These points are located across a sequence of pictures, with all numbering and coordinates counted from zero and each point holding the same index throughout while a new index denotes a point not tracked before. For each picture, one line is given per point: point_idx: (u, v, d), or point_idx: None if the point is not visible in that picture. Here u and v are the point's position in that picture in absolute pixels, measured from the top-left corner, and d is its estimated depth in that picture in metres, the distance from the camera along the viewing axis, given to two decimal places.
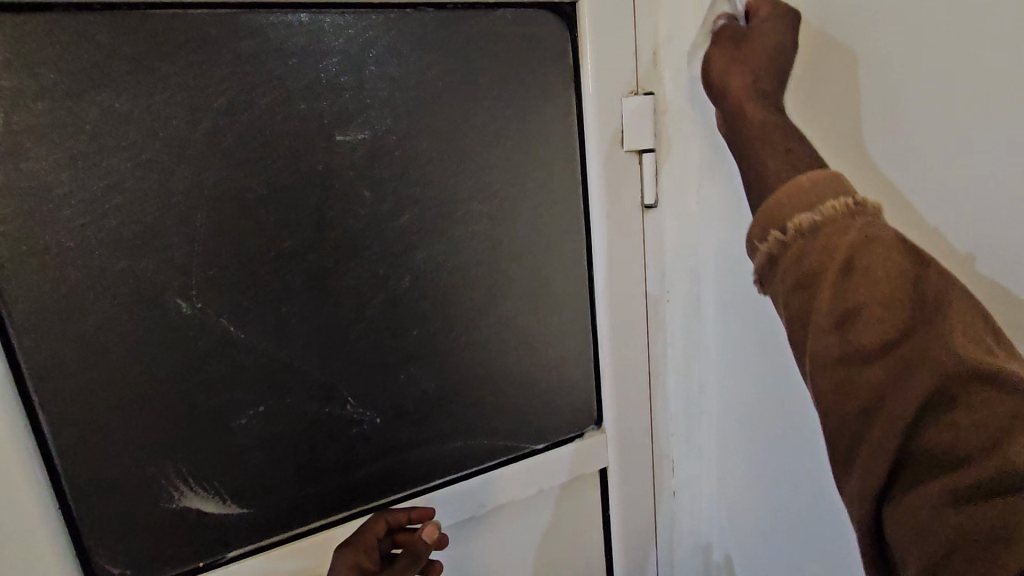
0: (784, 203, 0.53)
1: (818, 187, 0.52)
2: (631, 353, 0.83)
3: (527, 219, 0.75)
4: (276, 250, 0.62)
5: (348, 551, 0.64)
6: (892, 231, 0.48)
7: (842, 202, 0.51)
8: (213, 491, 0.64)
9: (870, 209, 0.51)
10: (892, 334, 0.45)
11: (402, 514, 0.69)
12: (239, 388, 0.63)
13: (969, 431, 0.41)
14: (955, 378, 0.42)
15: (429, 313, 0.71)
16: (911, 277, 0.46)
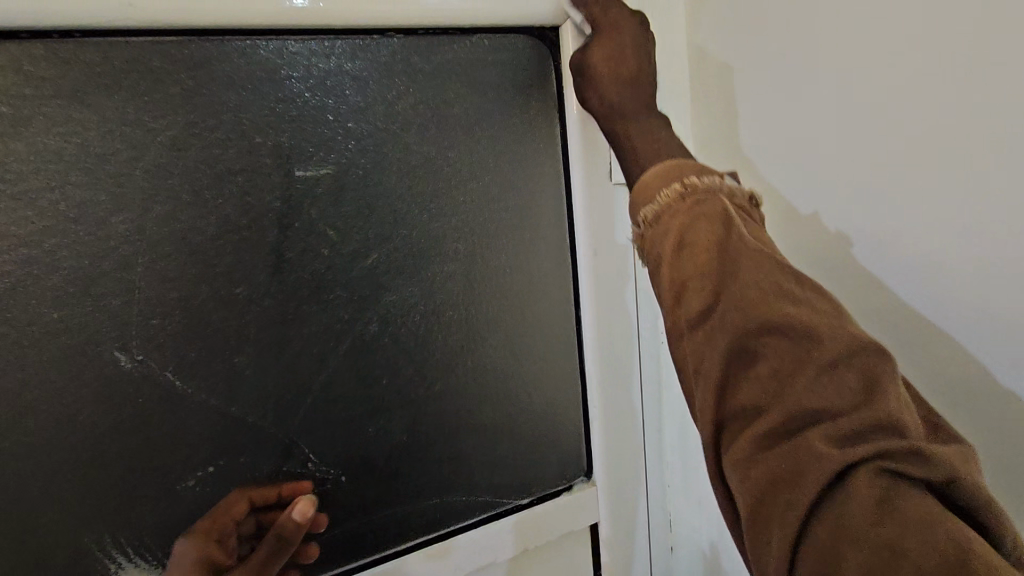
0: (635, 199, 0.53)
1: (655, 182, 0.52)
2: (623, 399, 0.77)
3: (508, 256, 0.69)
4: (228, 295, 0.57)
5: (194, 541, 0.58)
6: (720, 202, 0.48)
7: (671, 185, 0.50)
8: (154, 564, 0.57)
9: (702, 184, 0.50)
10: (708, 297, 0.44)
11: (269, 491, 0.61)
12: (184, 447, 0.57)
13: (765, 378, 0.41)
14: (752, 329, 0.42)
15: (399, 360, 0.65)
16: (724, 239, 0.46)
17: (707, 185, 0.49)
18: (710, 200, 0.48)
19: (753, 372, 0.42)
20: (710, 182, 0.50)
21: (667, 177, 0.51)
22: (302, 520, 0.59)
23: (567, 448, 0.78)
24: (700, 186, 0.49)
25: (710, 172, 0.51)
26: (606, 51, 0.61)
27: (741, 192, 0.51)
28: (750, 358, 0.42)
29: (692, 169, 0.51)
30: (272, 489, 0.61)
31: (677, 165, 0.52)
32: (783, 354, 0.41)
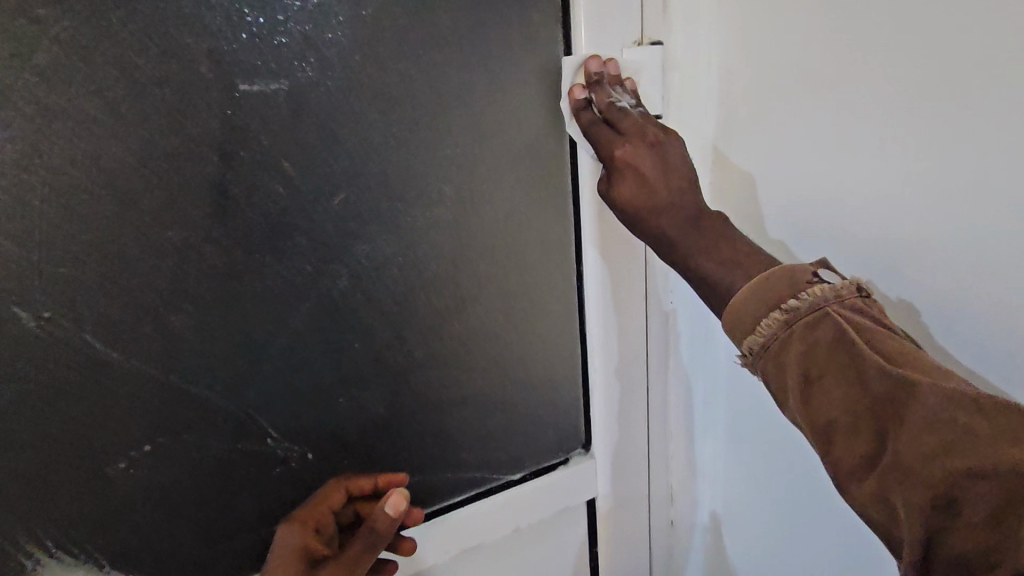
0: (730, 328, 0.46)
1: (751, 309, 0.44)
2: (631, 430, 0.72)
3: (503, 202, 0.60)
4: (161, 240, 0.46)
5: (294, 527, 0.52)
6: (832, 322, 0.41)
7: (772, 315, 0.43)
8: (84, 557, 0.49)
9: (807, 300, 0.43)
10: (871, 441, 0.38)
11: (365, 482, 0.56)
12: (114, 426, 0.47)
13: (980, 523, 0.34)
14: (947, 476, 0.35)
15: (375, 321, 0.56)
16: (861, 371, 0.39)
17: (815, 304, 0.42)
18: (823, 328, 0.41)
19: (958, 522, 0.35)
20: (817, 296, 0.42)
21: (761, 302, 0.44)
22: (394, 514, 0.50)
23: (564, 418, 0.70)
24: (803, 307, 0.42)
25: (808, 284, 0.43)
26: (632, 195, 0.54)
27: (846, 289, 0.43)
28: (949, 508, 0.35)
29: (787, 285, 0.44)
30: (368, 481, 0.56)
31: (768, 280, 0.45)
32: (991, 498, 0.34)
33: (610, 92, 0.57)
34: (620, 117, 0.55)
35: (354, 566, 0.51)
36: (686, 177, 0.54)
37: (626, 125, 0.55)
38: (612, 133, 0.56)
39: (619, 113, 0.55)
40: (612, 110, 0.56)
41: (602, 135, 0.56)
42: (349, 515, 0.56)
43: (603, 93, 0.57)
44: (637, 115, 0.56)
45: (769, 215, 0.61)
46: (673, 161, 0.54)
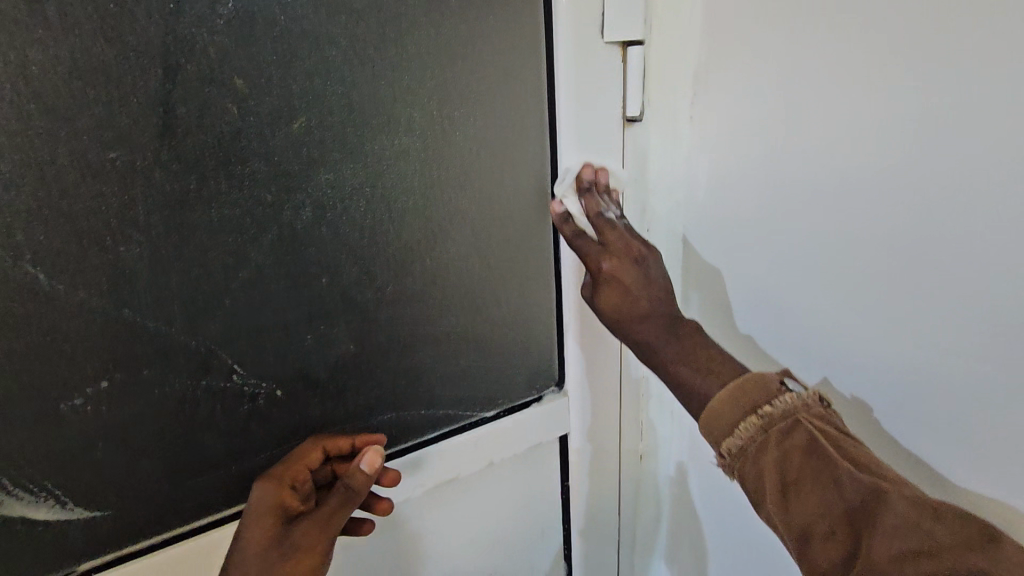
0: (709, 430, 0.49)
1: (728, 412, 0.48)
2: (604, 441, 0.78)
3: (475, 134, 0.57)
4: (102, 163, 0.42)
5: (272, 485, 0.52)
6: (803, 430, 0.45)
7: (748, 420, 0.47)
8: (43, 494, 0.47)
9: (781, 408, 0.46)
10: (847, 545, 0.41)
11: (343, 442, 0.56)
12: (65, 362, 0.45)
13: None
14: None
15: (341, 256, 0.53)
16: (833, 476, 0.42)
17: (787, 410, 0.46)
18: (796, 434, 0.45)
19: None
20: (789, 403, 0.46)
21: (739, 405, 0.48)
22: (371, 470, 0.52)
23: (537, 356, 0.70)
24: (776, 413, 0.46)
25: (779, 390, 0.47)
26: (616, 302, 0.58)
27: (812, 396, 0.47)
28: None
29: (758, 390, 0.48)
30: (347, 440, 0.56)
31: (742, 385, 0.49)
32: None
33: (599, 200, 0.60)
34: (610, 228, 0.58)
35: (332, 520, 0.52)
36: (665, 288, 0.58)
37: (614, 237, 0.58)
38: (597, 245, 0.59)
39: (607, 225, 0.58)
40: (602, 220, 0.59)
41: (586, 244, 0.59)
42: (325, 475, 0.57)
43: (591, 200, 0.59)
44: (623, 226, 0.59)
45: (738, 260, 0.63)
46: (654, 273, 0.58)
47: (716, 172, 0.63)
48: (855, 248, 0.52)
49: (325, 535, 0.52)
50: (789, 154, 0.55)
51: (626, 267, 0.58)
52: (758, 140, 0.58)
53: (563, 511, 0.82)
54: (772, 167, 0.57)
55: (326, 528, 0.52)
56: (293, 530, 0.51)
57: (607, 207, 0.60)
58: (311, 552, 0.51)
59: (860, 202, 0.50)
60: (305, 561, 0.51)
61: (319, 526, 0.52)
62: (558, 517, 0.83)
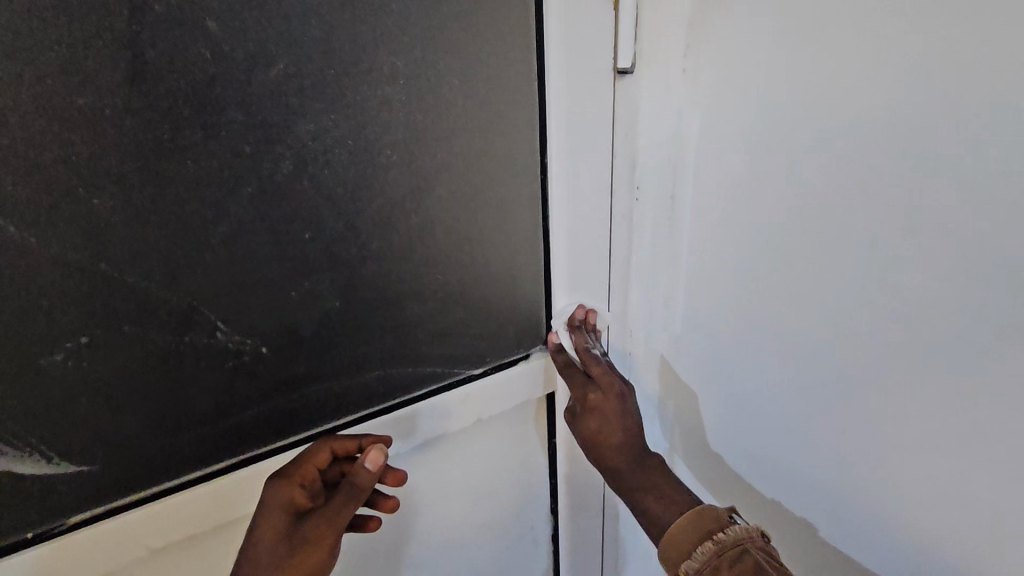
0: (671, 552, 0.58)
1: (686, 540, 0.57)
2: None
3: (461, 85, 0.55)
4: (69, 108, 0.41)
5: (281, 483, 0.54)
6: (750, 559, 0.53)
7: (704, 544, 0.55)
8: (29, 449, 0.47)
9: (731, 535, 0.55)
10: None
11: (351, 442, 0.58)
12: (42, 319, 0.44)
13: None
14: None
15: (325, 209, 0.52)
16: None
17: (735, 539, 0.55)
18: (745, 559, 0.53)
19: None
20: (737, 533, 0.55)
21: (695, 533, 0.57)
22: (374, 468, 0.54)
23: (525, 314, 0.70)
24: (728, 540, 0.55)
25: (729, 521, 0.57)
26: (596, 426, 0.68)
27: (757, 530, 0.56)
28: None
29: (713, 519, 0.57)
30: (354, 441, 0.58)
31: (698, 515, 0.58)
32: None
33: (586, 337, 0.72)
34: (593, 362, 0.70)
35: (338, 515, 0.55)
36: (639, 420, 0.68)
37: (597, 368, 0.70)
38: (582, 375, 0.70)
39: (588, 359, 0.70)
40: (586, 352, 0.70)
41: (574, 379, 0.70)
42: (334, 474, 0.58)
43: (576, 336, 0.71)
44: (605, 361, 0.71)
45: (733, 225, 0.63)
46: (631, 406, 0.68)
47: (706, 128, 0.62)
48: (845, 200, 0.52)
49: (332, 528, 0.54)
50: (782, 110, 0.55)
51: (606, 397, 0.68)
52: (756, 99, 0.56)
53: (549, 465, 0.84)
54: (764, 124, 0.56)
55: (332, 522, 0.54)
56: (301, 526, 0.54)
57: (592, 345, 0.71)
58: (319, 545, 0.53)
59: (850, 153, 0.51)
60: (312, 553, 0.53)
61: (326, 522, 0.54)
62: (545, 471, 0.84)
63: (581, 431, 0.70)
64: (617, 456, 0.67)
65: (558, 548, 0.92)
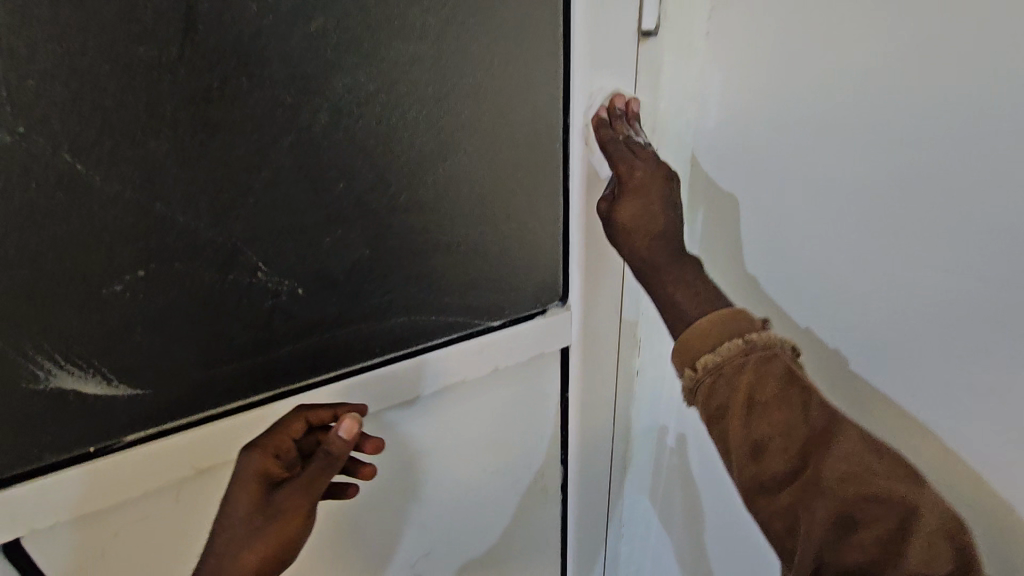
0: (694, 342, 0.53)
1: (715, 326, 0.52)
2: (599, 370, 0.84)
3: (490, 43, 0.57)
4: (130, 57, 0.44)
5: (255, 454, 0.57)
6: (781, 362, 0.50)
7: (734, 340, 0.51)
8: (91, 370, 0.52)
9: (762, 339, 0.51)
10: (798, 462, 0.48)
11: (325, 412, 0.61)
12: (102, 250, 0.48)
13: (866, 527, 0.45)
14: (849, 485, 0.45)
15: (356, 160, 0.55)
16: (799, 404, 0.49)
17: (766, 342, 0.51)
18: (774, 364, 0.49)
19: (851, 525, 0.45)
20: (769, 335, 0.51)
21: (725, 328, 0.52)
22: (349, 437, 0.56)
23: (544, 272, 0.73)
24: (760, 341, 0.51)
25: (764, 324, 0.52)
26: (634, 214, 0.61)
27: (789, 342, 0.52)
28: (849, 526, 0.45)
29: (746, 319, 0.52)
30: (328, 410, 0.61)
31: (730, 313, 0.53)
32: (883, 524, 0.44)
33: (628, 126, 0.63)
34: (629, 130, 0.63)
35: (313, 483, 0.58)
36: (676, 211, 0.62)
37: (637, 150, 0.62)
38: (630, 152, 0.62)
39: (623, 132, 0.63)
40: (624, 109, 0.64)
41: (621, 152, 0.62)
42: (309, 442, 0.61)
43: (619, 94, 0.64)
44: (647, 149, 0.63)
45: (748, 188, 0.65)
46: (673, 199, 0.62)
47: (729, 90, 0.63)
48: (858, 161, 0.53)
49: (309, 495, 0.58)
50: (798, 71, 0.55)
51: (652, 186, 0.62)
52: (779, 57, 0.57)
53: (561, 418, 0.88)
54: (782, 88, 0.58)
55: (309, 490, 0.58)
56: (277, 495, 0.58)
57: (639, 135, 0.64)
58: (296, 511, 0.58)
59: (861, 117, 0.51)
60: (292, 519, 0.58)
61: (302, 492, 0.58)
62: (556, 423, 0.89)
63: (617, 217, 0.63)
64: (646, 250, 0.60)
65: (567, 502, 0.96)
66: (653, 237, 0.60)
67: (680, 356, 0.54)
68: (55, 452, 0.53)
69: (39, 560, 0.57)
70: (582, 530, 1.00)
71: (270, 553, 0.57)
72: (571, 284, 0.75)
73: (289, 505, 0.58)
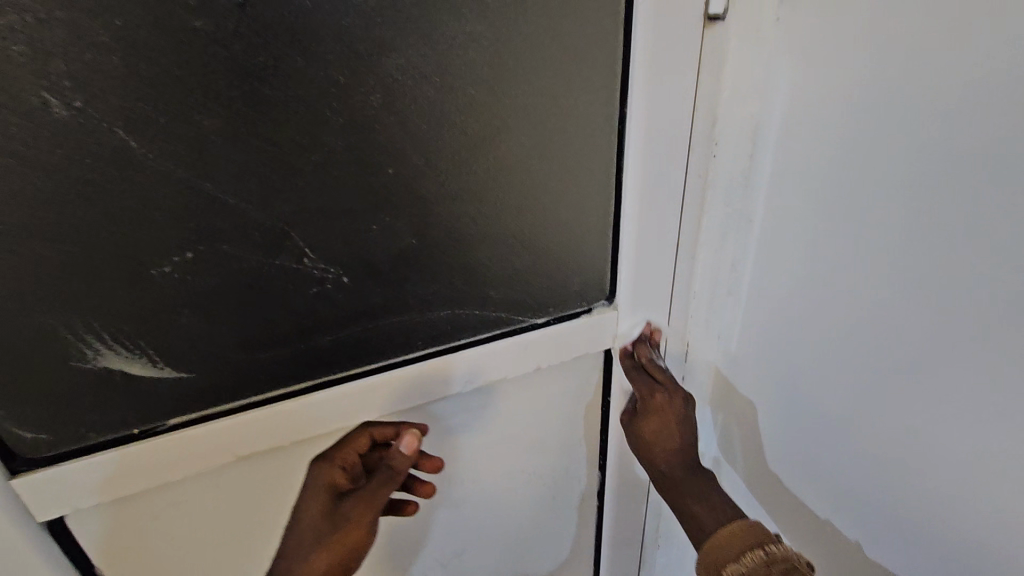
0: (719, 550, 0.65)
1: (738, 539, 0.65)
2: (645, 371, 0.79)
3: (546, 27, 0.55)
4: (185, 30, 0.43)
5: (324, 465, 0.62)
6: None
7: (756, 553, 0.63)
8: (138, 352, 0.52)
9: (780, 553, 0.63)
10: None
11: (390, 429, 0.64)
12: (152, 230, 0.48)
13: None
14: None
15: (407, 145, 0.54)
16: None
17: (784, 556, 0.62)
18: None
19: None
20: (785, 549, 0.63)
21: (747, 542, 0.64)
22: (409, 452, 0.62)
23: (592, 268, 0.70)
24: (778, 555, 0.62)
25: (778, 540, 0.64)
26: (656, 430, 0.74)
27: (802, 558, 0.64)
28: None
29: (764, 534, 0.65)
30: (393, 427, 0.64)
31: (749, 527, 0.66)
32: None
33: (651, 349, 0.75)
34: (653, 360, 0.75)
35: (376, 496, 0.62)
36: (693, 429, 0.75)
37: (661, 381, 0.74)
38: (651, 382, 0.75)
39: (649, 361, 0.75)
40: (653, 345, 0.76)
41: (641, 381, 0.75)
42: (373, 458, 0.65)
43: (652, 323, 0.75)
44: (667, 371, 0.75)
45: (817, 184, 0.60)
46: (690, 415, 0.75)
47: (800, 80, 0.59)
48: (947, 153, 0.48)
49: (371, 506, 0.62)
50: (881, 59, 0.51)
51: (664, 433, 0.74)
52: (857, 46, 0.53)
53: (601, 422, 0.85)
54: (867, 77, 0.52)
55: (371, 501, 0.62)
56: (342, 505, 0.62)
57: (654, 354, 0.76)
58: (361, 519, 0.62)
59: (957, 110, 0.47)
60: (354, 529, 0.62)
61: (367, 502, 0.62)
62: (596, 427, 0.85)
63: (638, 429, 0.76)
64: (666, 464, 0.74)
65: (603, 510, 0.93)
66: (670, 450, 0.74)
67: (711, 565, 0.65)
68: (100, 431, 0.53)
69: (79, 537, 0.57)
70: (618, 538, 0.96)
71: (334, 559, 0.61)
72: (618, 282, 0.71)
73: (354, 516, 0.62)
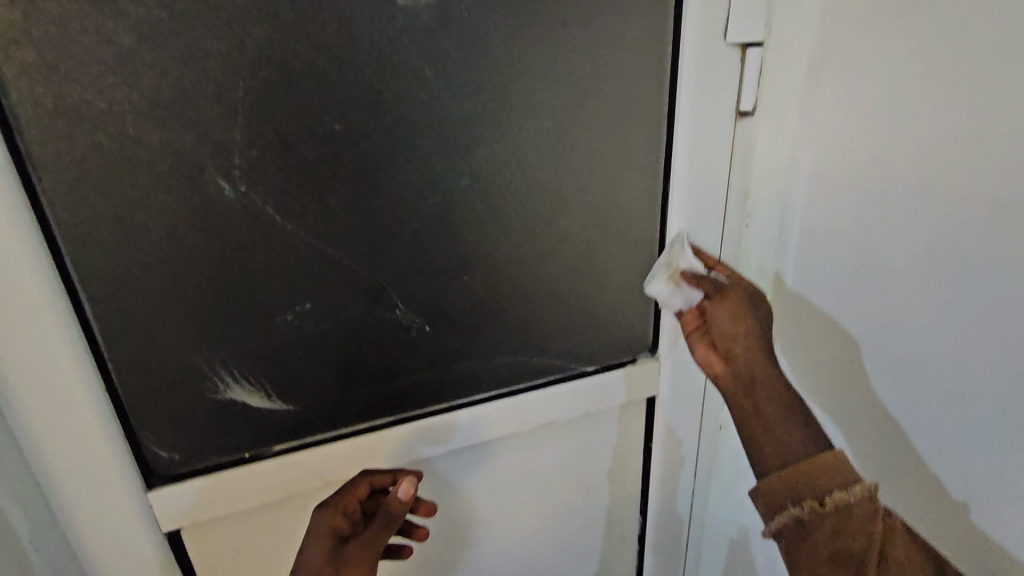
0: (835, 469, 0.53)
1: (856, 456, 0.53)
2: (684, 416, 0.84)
3: (603, 122, 0.66)
4: (328, 131, 0.55)
5: (325, 511, 0.64)
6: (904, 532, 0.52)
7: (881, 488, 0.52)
8: (257, 385, 0.62)
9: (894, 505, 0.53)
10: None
11: (387, 476, 0.67)
12: (280, 284, 0.59)
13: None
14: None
15: (485, 217, 0.64)
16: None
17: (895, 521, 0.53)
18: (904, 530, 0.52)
19: None
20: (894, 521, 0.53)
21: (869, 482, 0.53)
22: (406, 497, 0.62)
23: (636, 323, 0.78)
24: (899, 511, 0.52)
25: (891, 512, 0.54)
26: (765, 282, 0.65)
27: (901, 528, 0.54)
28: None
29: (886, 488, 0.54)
30: (388, 474, 0.67)
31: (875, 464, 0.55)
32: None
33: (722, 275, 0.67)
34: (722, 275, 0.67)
35: (375, 540, 0.63)
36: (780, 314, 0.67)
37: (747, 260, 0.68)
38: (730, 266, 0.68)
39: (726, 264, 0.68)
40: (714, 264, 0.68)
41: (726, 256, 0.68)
42: (372, 506, 0.67)
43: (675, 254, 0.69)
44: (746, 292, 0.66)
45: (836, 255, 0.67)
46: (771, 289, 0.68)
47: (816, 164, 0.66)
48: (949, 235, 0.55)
49: (371, 550, 0.62)
50: (891, 154, 0.59)
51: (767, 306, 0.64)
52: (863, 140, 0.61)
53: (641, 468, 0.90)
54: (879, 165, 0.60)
55: (371, 546, 0.62)
56: (342, 551, 0.62)
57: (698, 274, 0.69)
58: (361, 566, 0.61)
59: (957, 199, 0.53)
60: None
61: (367, 545, 0.62)
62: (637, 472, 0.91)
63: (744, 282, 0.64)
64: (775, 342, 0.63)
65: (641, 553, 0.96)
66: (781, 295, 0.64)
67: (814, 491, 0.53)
68: (220, 453, 0.63)
69: (189, 548, 0.66)
70: None
71: None
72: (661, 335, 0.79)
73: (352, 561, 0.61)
